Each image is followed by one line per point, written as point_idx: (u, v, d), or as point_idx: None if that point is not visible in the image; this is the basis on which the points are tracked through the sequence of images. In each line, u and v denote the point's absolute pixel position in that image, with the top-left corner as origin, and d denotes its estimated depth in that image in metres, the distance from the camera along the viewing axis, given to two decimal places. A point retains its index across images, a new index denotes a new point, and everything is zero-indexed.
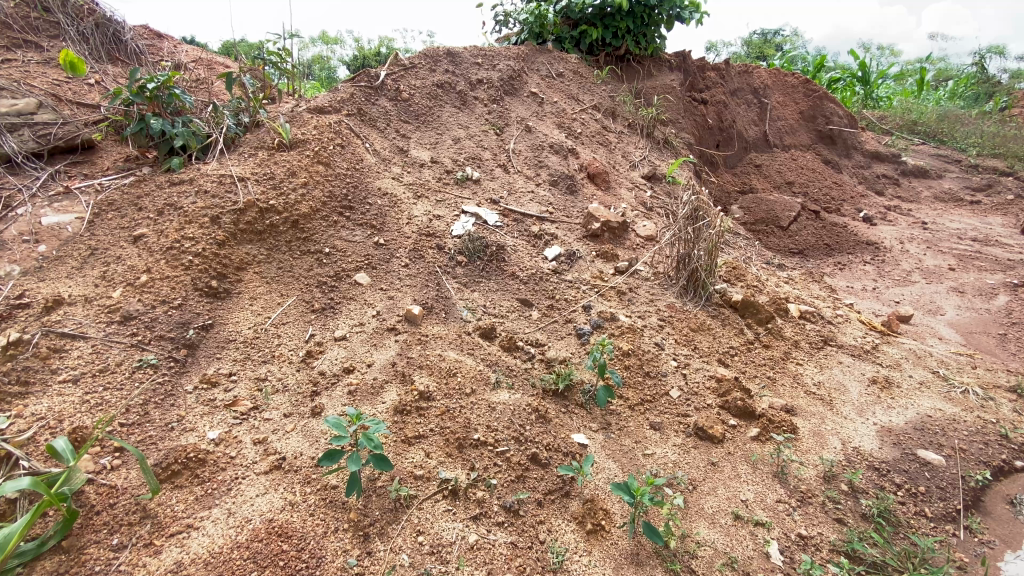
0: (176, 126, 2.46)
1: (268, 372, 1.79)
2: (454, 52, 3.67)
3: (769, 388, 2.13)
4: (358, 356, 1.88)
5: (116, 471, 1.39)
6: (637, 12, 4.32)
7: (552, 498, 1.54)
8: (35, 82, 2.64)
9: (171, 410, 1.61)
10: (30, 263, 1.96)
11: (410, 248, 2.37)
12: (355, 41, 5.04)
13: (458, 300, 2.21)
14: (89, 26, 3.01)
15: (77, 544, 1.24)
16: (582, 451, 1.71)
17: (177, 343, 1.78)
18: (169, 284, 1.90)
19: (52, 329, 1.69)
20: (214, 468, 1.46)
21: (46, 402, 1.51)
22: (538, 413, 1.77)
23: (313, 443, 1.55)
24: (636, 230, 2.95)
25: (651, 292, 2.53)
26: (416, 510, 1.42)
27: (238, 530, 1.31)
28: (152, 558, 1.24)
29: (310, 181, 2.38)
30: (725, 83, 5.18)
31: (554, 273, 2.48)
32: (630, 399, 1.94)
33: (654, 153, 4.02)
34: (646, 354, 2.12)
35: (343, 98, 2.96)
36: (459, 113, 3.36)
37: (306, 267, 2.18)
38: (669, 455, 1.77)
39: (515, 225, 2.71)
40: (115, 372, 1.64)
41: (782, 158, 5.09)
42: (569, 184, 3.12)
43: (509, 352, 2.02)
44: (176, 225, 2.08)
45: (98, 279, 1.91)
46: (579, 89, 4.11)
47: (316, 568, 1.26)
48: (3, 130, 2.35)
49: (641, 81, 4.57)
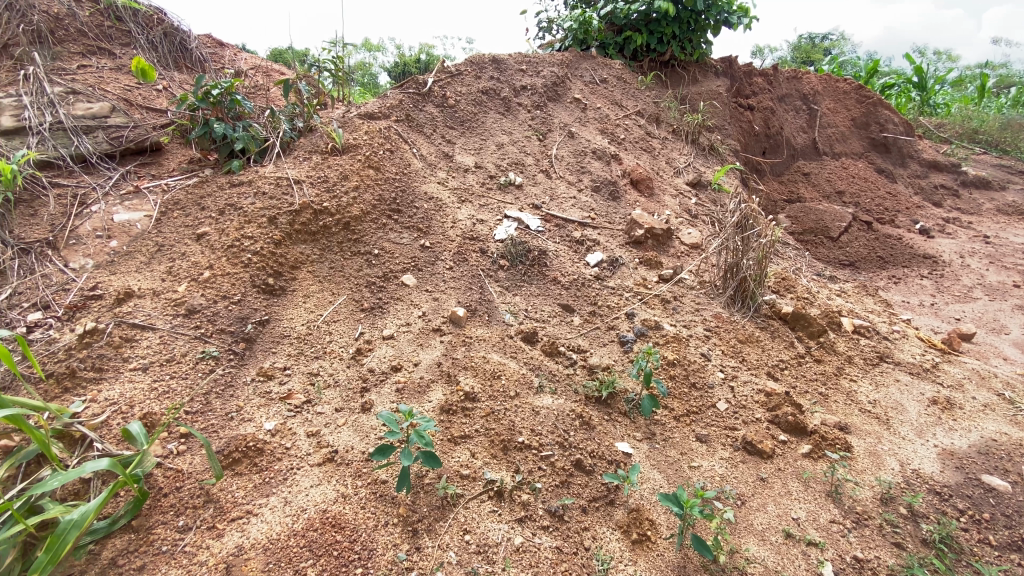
0: (237, 130, 2.58)
1: (320, 367, 1.85)
2: (499, 58, 3.72)
3: (822, 404, 2.06)
4: (404, 355, 1.92)
5: (182, 456, 1.46)
6: (684, 18, 4.28)
7: (596, 506, 1.53)
8: (109, 88, 2.82)
9: (230, 400, 1.68)
10: (103, 257, 2.10)
11: (454, 251, 2.41)
12: (397, 48, 5.18)
13: (500, 304, 2.23)
14: (158, 35, 3.21)
15: (145, 524, 1.30)
16: (626, 460, 1.69)
17: (237, 336, 1.87)
18: (229, 281, 1.99)
19: (124, 320, 1.79)
20: (271, 457, 1.51)
21: (117, 388, 1.61)
22: (581, 418, 1.76)
23: (363, 438, 1.59)
24: (681, 238, 2.91)
25: (697, 301, 2.49)
26: (463, 509, 1.44)
27: (294, 519, 1.36)
28: (215, 541, 1.30)
29: (361, 184, 2.46)
30: (773, 89, 5.05)
31: (596, 279, 2.47)
32: (675, 409, 1.91)
33: (698, 160, 3.96)
34: (691, 365, 2.09)
35: (392, 104, 3.04)
36: (503, 119, 3.40)
37: (356, 268, 2.24)
38: (717, 468, 1.73)
39: (557, 230, 2.72)
40: (180, 362, 1.73)
41: (832, 166, 4.92)
42: (612, 190, 3.11)
43: (551, 357, 2.02)
44: (237, 224, 2.18)
45: (164, 274, 2.02)
46: (623, 95, 4.09)
47: (368, 560, 1.29)
48: (80, 132, 2.52)
49: (686, 87, 4.51)
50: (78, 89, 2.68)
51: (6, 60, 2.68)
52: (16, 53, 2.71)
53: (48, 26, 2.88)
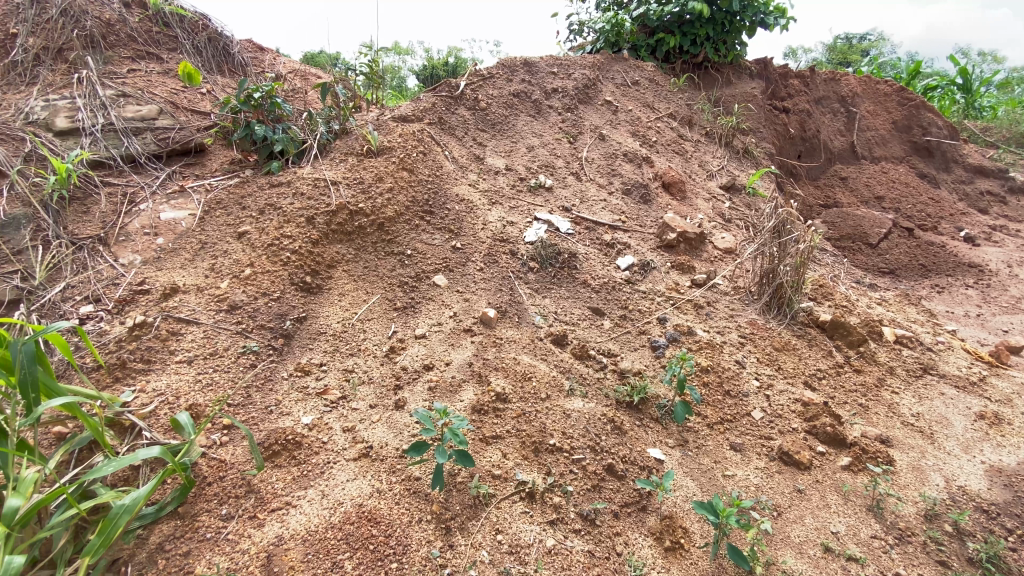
0: (277, 133, 2.65)
1: (355, 364, 1.89)
2: (530, 61, 3.73)
3: (861, 416, 2.00)
4: (436, 355, 1.94)
5: (224, 446, 1.51)
6: (718, 19, 4.21)
7: (628, 511, 1.52)
8: (157, 91, 2.93)
9: (270, 394, 1.73)
10: (150, 253, 2.19)
11: (485, 253, 2.43)
12: (426, 50, 5.25)
13: (531, 306, 2.24)
14: (203, 40, 3.35)
15: (191, 511, 1.35)
16: (659, 466, 1.67)
17: (276, 332, 1.92)
18: (269, 278, 2.05)
19: (171, 314, 1.87)
20: (309, 451, 1.55)
21: (165, 379, 1.67)
22: (613, 423, 1.75)
23: (397, 434, 1.62)
24: (714, 242, 2.86)
25: (731, 307, 2.45)
26: (495, 508, 1.45)
27: (332, 512, 1.39)
28: (257, 530, 1.34)
29: (395, 186, 2.49)
30: (810, 91, 4.94)
31: (627, 283, 2.45)
32: (709, 417, 1.88)
33: (732, 163, 3.89)
34: (726, 372, 2.05)
35: (425, 107, 3.08)
36: (534, 122, 3.40)
37: (389, 268, 2.28)
38: (752, 478, 1.70)
39: (587, 233, 2.71)
40: (223, 356, 1.79)
41: (871, 170, 4.77)
42: (643, 193, 3.08)
43: (581, 360, 2.01)
44: (276, 223, 2.24)
45: (207, 271, 2.09)
46: (655, 97, 4.06)
47: (403, 555, 1.31)
48: (130, 134, 2.63)
49: (719, 89, 4.44)
50: (128, 92, 2.80)
51: (62, 65, 2.83)
52: (71, 58, 2.86)
53: (101, 32, 3.02)
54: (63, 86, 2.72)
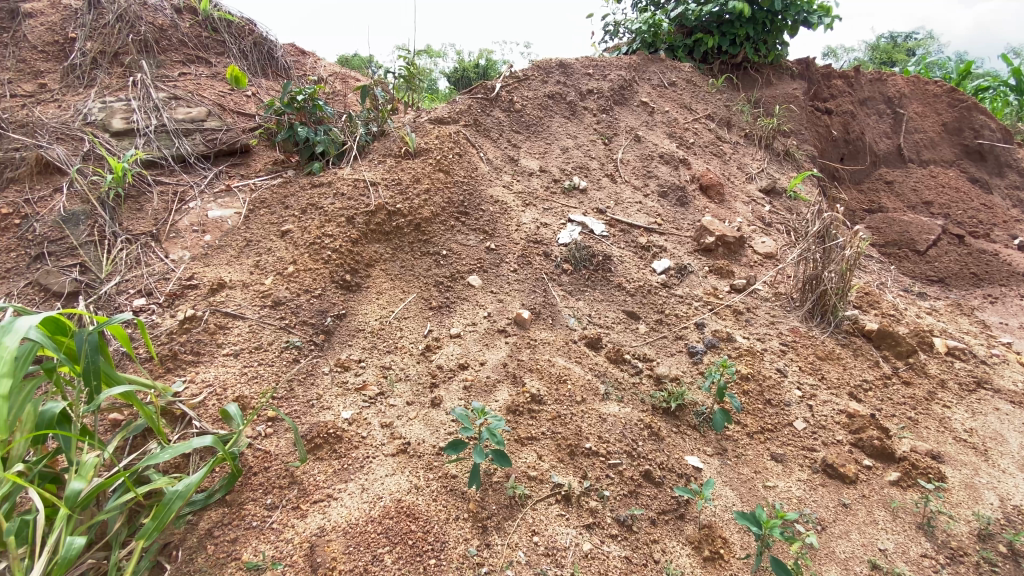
0: (319, 134, 2.72)
1: (392, 361, 1.92)
2: (566, 63, 3.73)
3: (910, 429, 1.92)
4: (471, 354, 1.95)
5: (269, 438, 1.56)
6: (759, 19, 4.11)
7: (666, 519, 1.50)
8: (206, 93, 3.05)
9: (311, 388, 1.77)
10: (198, 250, 2.28)
11: (519, 254, 2.43)
12: (457, 53, 5.30)
13: (564, 308, 2.23)
14: (249, 45, 3.48)
15: (238, 499, 1.40)
16: (697, 474, 1.65)
17: (317, 329, 1.97)
18: (311, 276, 2.10)
19: (218, 309, 1.94)
20: (349, 445, 1.58)
21: (213, 371, 1.74)
22: (650, 429, 1.73)
23: (434, 432, 1.64)
24: (754, 247, 2.79)
25: (771, 313, 2.39)
26: (531, 510, 1.45)
27: (371, 506, 1.41)
28: (300, 521, 1.38)
29: (432, 187, 2.52)
30: (854, 92, 4.78)
31: (663, 287, 2.42)
32: (749, 426, 1.84)
33: (772, 166, 3.79)
34: (767, 380, 2.00)
35: (461, 109, 3.12)
36: (568, 123, 3.39)
37: (426, 268, 2.31)
38: (794, 490, 1.65)
39: (623, 235, 2.68)
40: (267, 350, 1.84)
41: (919, 174, 4.57)
42: (679, 196, 3.04)
43: (616, 364, 1.99)
44: (318, 223, 2.29)
45: (252, 268, 2.16)
46: (692, 98, 3.99)
47: (440, 552, 1.33)
48: (181, 134, 2.75)
49: (759, 90, 4.34)
50: (180, 95, 2.92)
51: (118, 69, 2.98)
52: (127, 62, 3.00)
53: (154, 36, 3.15)
54: (118, 89, 2.86)
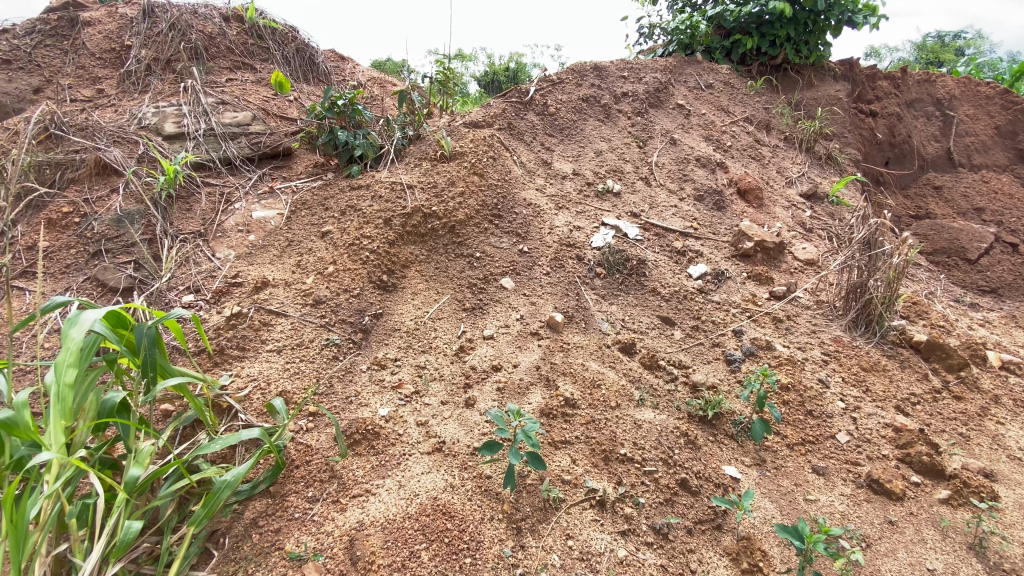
0: (358, 138, 2.78)
1: (427, 361, 1.95)
2: (600, 66, 3.71)
3: (961, 446, 1.83)
4: (504, 356, 1.97)
5: (310, 432, 1.61)
6: (801, 19, 4.00)
7: (702, 528, 1.48)
8: (252, 98, 3.16)
9: (350, 385, 1.82)
10: (243, 249, 2.37)
11: (552, 257, 2.43)
12: (488, 56, 5.35)
13: (598, 312, 2.22)
14: (292, 51, 3.61)
15: (281, 491, 1.45)
16: (735, 484, 1.62)
17: (356, 327, 2.02)
18: (350, 276, 2.15)
19: (263, 306, 2.01)
20: (386, 442, 1.61)
21: (257, 366, 1.80)
22: (686, 437, 1.71)
23: (468, 432, 1.66)
24: (794, 253, 2.72)
25: (813, 322, 2.32)
26: (566, 513, 1.46)
27: (408, 502, 1.44)
28: (340, 514, 1.41)
29: (467, 191, 2.55)
30: (900, 94, 4.60)
31: (700, 292, 2.38)
32: (789, 437, 1.79)
33: (813, 170, 3.69)
34: (808, 391, 1.95)
35: (495, 113, 3.14)
36: (603, 126, 3.38)
37: (459, 269, 2.34)
38: (836, 505, 1.60)
39: (657, 239, 2.65)
40: (308, 347, 1.90)
41: (970, 179, 4.37)
42: (716, 200, 2.99)
43: (650, 370, 1.97)
44: (357, 224, 2.35)
45: (294, 267, 2.24)
46: (730, 100, 3.92)
47: (476, 551, 1.35)
48: (228, 138, 2.86)
49: (800, 92, 4.22)
50: (227, 100, 3.03)
51: (171, 75, 3.13)
52: (179, 68, 3.15)
53: (204, 44, 3.29)
54: (170, 95, 3.00)
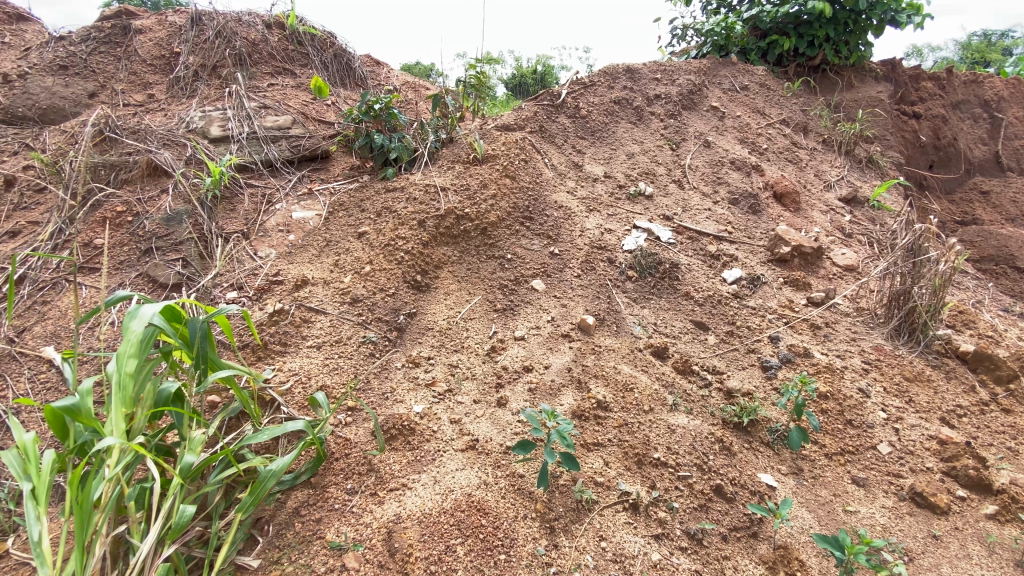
0: (393, 141, 2.85)
1: (459, 360, 1.98)
2: (633, 68, 3.70)
3: (1011, 461, 1.76)
4: (535, 357, 1.99)
5: (349, 426, 1.66)
6: (841, 19, 3.90)
7: (737, 536, 1.46)
8: (292, 103, 3.27)
9: (386, 381, 1.87)
10: (284, 248, 2.46)
11: (583, 260, 2.44)
12: (516, 59, 5.39)
13: (629, 315, 2.22)
14: (330, 57, 3.73)
15: (321, 482, 1.50)
16: (771, 492, 1.59)
17: (391, 325, 2.07)
18: (386, 276, 2.20)
19: (303, 304, 2.08)
20: (421, 438, 1.65)
21: (298, 361, 1.87)
22: (721, 443, 1.70)
23: (501, 431, 1.69)
24: (833, 259, 2.66)
25: (852, 329, 2.27)
26: (599, 515, 1.46)
27: (443, 498, 1.47)
28: (378, 506, 1.45)
29: (499, 193, 2.58)
30: (945, 95, 4.45)
31: (734, 297, 2.35)
32: (827, 446, 1.76)
33: (853, 173, 3.59)
34: (848, 400, 1.90)
35: (527, 116, 3.16)
36: (635, 129, 3.37)
37: (491, 270, 2.37)
38: (877, 517, 1.56)
39: (690, 243, 2.63)
40: (346, 344, 1.96)
41: (1020, 183, 4.18)
42: (751, 204, 2.95)
43: (683, 375, 1.96)
44: (392, 225, 2.40)
45: (332, 266, 2.30)
46: (766, 102, 3.85)
47: (510, 548, 1.37)
48: (269, 141, 2.96)
49: (839, 93, 4.12)
50: (268, 104, 3.14)
51: (217, 81, 3.26)
52: (224, 74, 3.28)
53: (247, 50, 3.42)
54: (216, 100, 3.12)
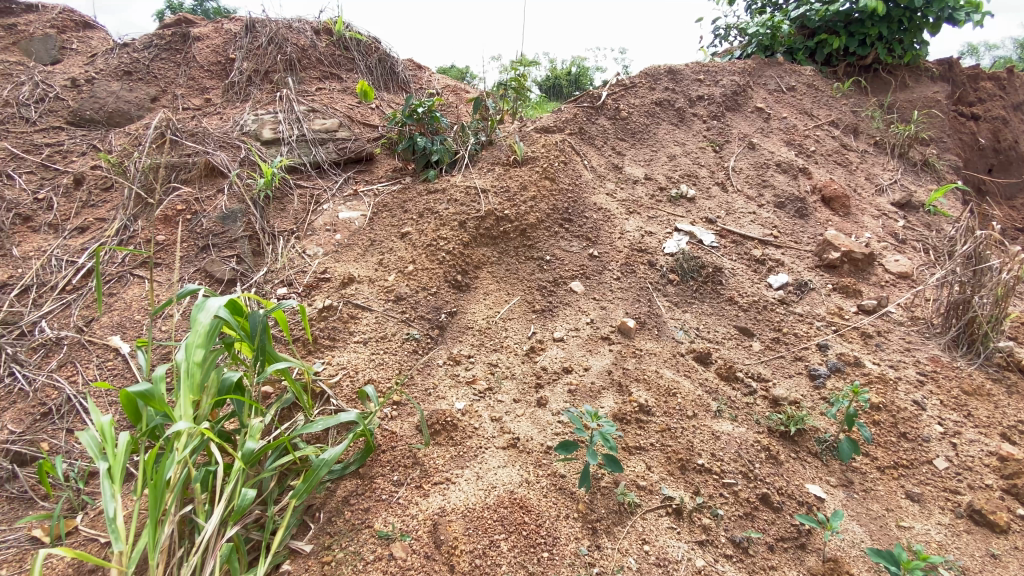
0: (435, 144, 2.90)
1: (498, 359, 2.01)
2: (675, 69, 3.65)
3: None
4: (575, 359, 1.99)
5: (395, 420, 1.71)
6: (895, 16, 3.74)
7: (785, 546, 1.44)
8: (338, 106, 3.37)
9: (428, 378, 1.91)
10: (330, 247, 2.54)
11: (622, 262, 2.43)
12: (551, 61, 5.40)
13: (670, 319, 2.20)
14: (374, 61, 3.83)
15: (369, 473, 1.55)
16: (820, 504, 1.55)
17: (433, 323, 2.11)
18: (427, 275, 2.25)
19: (350, 301, 2.15)
20: (464, 434, 1.68)
21: (346, 355, 1.94)
22: (767, 452, 1.67)
23: (541, 430, 1.71)
24: (885, 265, 2.57)
25: (907, 339, 2.18)
26: (641, 518, 1.46)
27: (487, 493, 1.50)
28: (423, 499, 1.49)
29: (538, 195, 2.60)
30: (1006, 96, 4.23)
31: (780, 303, 2.30)
32: (879, 459, 1.70)
33: (907, 177, 3.44)
34: (901, 412, 1.83)
35: (567, 118, 3.16)
36: (676, 130, 3.33)
37: (530, 271, 2.39)
38: (933, 533, 1.50)
39: (734, 247, 2.58)
40: (391, 340, 2.01)
41: None
42: (798, 207, 2.87)
43: (727, 382, 1.93)
44: (433, 226, 2.45)
45: (376, 265, 2.37)
46: (814, 103, 3.73)
47: (553, 546, 1.38)
48: (318, 144, 3.06)
49: (892, 94, 3.95)
50: (317, 108, 3.25)
51: (268, 85, 3.41)
52: (275, 79, 3.42)
53: (297, 56, 3.55)
54: (268, 103, 3.26)
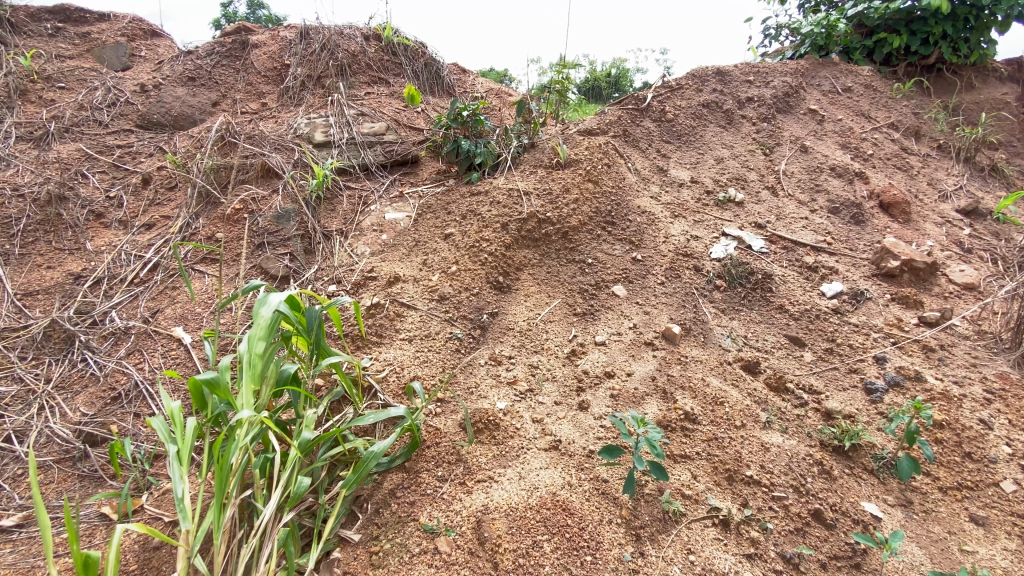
0: (480, 147, 2.93)
1: (539, 361, 2.02)
2: (723, 70, 3.57)
3: None
4: (617, 363, 1.98)
5: (439, 418, 1.75)
6: (961, 14, 3.55)
7: (838, 565, 1.39)
8: (386, 110, 3.47)
9: (470, 377, 1.94)
10: (377, 246, 2.62)
11: (667, 267, 2.40)
12: (592, 62, 5.38)
13: (716, 326, 2.15)
14: (421, 66, 3.92)
15: (415, 467, 1.59)
16: (876, 523, 1.49)
17: (475, 323, 2.14)
18: (470, 276, 2.29)
19: (395, 299, 2.22)
20: (506, 434, 1.71)
21: (393, 352, 1.99)
22: (820, 466, 1.62)
23: (583, 434, 1.71)
24: (948, 276, 2.43)
25: (972, 354, 2.07)
26: (687, 528, 1.44)
27: (529, 493, 1.52)
28: (467, 495, 1.52)
29: (581, 198, 2.59)
30: None
31: (834, 313, 2.22)
32: (941, 479, 1.62)
33: (973, 182, 3.25)
34: (966, 431, 1.74)
35: (611, 120, 3.15)
36: (724, 133, 3.26)
37: (571, 274, 2.39)
38: (999, 560, 1.42)
39: (784, 253, 2.51)
40: (435, 339, 2.06)
41: None
42: (854, 213, 2.76)
43: (776, 393, 1.88)
44: (477, 228, 2.49)
45: (420, 266, 2.43)
46: (871, 105, 3.57)
47: (596, 551, 1.38)
48: (366, 147, 3.16)
49: (958, 95, 3.75)
50: (365, 112, 3.36)
51: (320, 90, 3.53)
52: (327, 84, 3.54)
53: (348, 61, 3.67)
54: (320, 107, 3.38)
